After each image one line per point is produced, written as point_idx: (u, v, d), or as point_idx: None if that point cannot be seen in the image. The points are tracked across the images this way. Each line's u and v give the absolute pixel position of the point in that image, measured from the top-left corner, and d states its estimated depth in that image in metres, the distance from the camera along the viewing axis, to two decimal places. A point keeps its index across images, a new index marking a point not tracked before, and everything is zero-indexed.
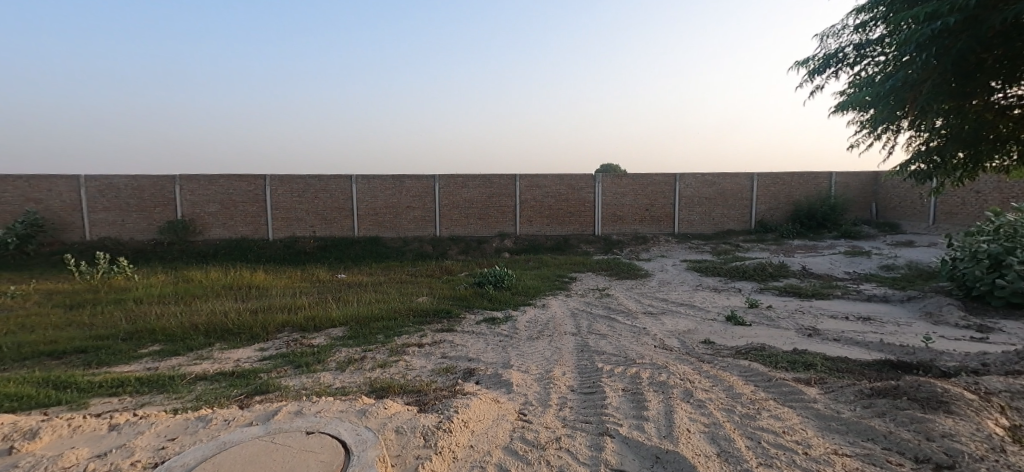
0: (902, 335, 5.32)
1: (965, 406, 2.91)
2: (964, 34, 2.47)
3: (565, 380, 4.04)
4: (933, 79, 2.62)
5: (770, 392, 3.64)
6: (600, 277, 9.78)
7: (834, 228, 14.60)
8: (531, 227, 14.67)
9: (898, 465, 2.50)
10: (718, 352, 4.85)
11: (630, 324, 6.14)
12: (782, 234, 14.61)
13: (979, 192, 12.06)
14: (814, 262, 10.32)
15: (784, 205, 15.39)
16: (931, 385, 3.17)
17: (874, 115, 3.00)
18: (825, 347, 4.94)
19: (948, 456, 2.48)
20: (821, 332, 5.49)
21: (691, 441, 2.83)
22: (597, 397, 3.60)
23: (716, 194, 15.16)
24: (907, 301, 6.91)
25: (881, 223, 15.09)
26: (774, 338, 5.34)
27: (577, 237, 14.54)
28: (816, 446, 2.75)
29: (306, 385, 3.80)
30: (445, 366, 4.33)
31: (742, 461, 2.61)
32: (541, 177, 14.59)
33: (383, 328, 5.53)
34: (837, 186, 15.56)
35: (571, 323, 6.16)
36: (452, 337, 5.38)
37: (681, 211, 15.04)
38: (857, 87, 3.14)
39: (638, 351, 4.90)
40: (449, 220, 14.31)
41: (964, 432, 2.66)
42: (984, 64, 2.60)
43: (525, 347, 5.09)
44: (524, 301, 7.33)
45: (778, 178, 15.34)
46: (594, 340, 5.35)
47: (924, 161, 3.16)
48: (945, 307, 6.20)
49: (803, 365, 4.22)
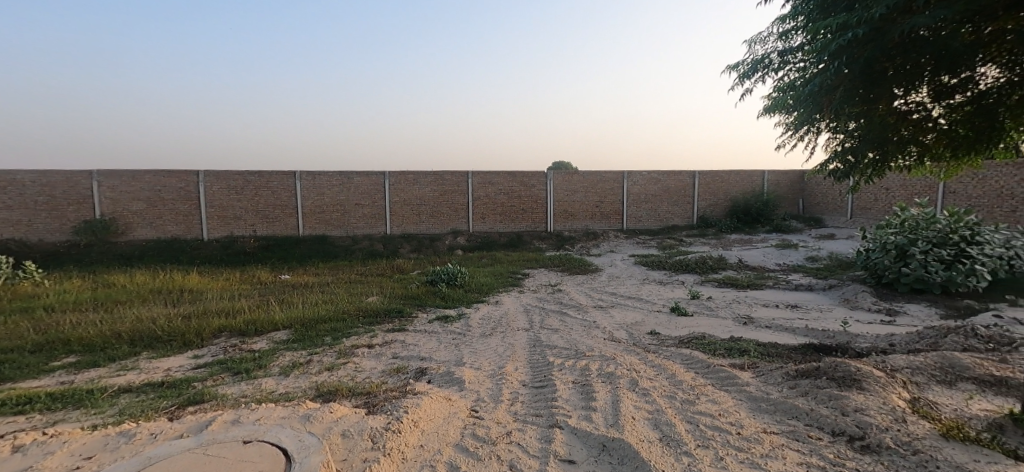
0: (824, 320, 5.79)
1: (874, 383, 3.21)
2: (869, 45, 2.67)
3: (517, 375, 4.11)
4: (844, 86, 2.85)
5: (708, 378, 3.88)
6: (552, 273, 9.96)
7: (767, 223, 15.62)
8: (484, 224, 14.67)
9: (817, 439, 2.73)
10: (662, 342, 5.09)
11: (581, 318, 6.30)
12: (721, 229, 15.44)
13: (889, 188, 13.30)
14: (750, 255, 10.98)
15: (722, 201, 16.29)
16: (847, 365, 3.45)
17: (796, 116, 3.19)
18: (758, 334, 5.29)
19: (859, 429, 2.74)
20: (755, 320, 5.89)
21: (636, 427, 2.97)
22: (548, 390, 3.69)
23: (661, 191, 15.80)
24: (829, 288, 7.51)
25: (807, 218, 16.30)
26: (713, 327, 5.66)
27: (530, 234, 14.68)
28: (748, 426, 2.95)
29: (246, 393, 3.64)
30: (397, 367, 4.28)
31: (681, 444, 2.76)
32: (493, 174, 14.63)
33: (331, 330, 5.38)
34: (769, 183, 16.66)
35: (524, 319, 6.26)
36: (404, 336, 5.32)
37: (629, 207, 15.57)
38: (782, 92, 3.33)
39: (588, 344, 5.05)
40: (400, 217, 14.05)
41: (872, 406, 2.94)
42: (887, 72, 2.79)
43: (479, 344, 5.13)
44: (477, 298, 7.35)
45: (717, 176, 16.22)
46: (546, 335, 5.45)
47: (840, 161, 3.40)
48: (861, 293, 6.79)
49: (738, 351, 4.51)
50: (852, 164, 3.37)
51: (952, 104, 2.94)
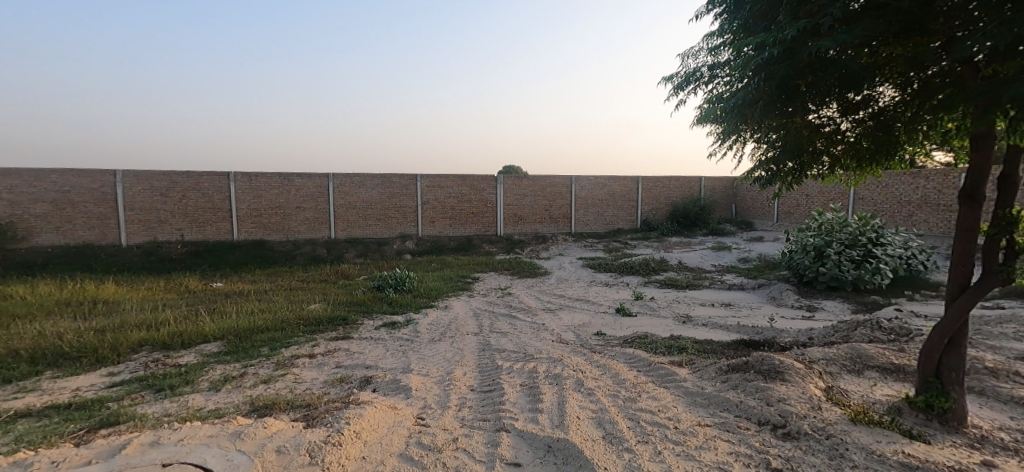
0: (754, 317, 6.18)
1: (795, 374, 3.46)
2: (783, 63, 2.88)
3: (465, 380, 4.09)
4: (764, 100, 3.06)
5: (649, 376, 4.03)
6: (502, 276, 9.99)
7: (704, 226, 16.47)
8: (433, 228, 14.49)
9: (745, 428, 2.92)
10: (608, 342, 5.24)
11: (530, 321, 6.36)
12: (663, 232, 16.11)
13: (809, 195, 14.44)
14: (689, 257, 11.53)
15: (663, 206, 17.04)
16: (771, 358, 3.71)
17: (724, 127, 3.40)
18: (696, 332, 5.57)
19: (781, 417, 2.95)
20: (692, 319, 6.19)
21: (580, 427, 3.04)
22: (496, 394, 3.70)
23: (607, 195, 16.30)
24: (758, 287, 8.04)
25: (739, 222, 17.36)
26: (655, 326, 5.90)
27: (480, 238, 14.66)
28: (684, 420, 3.10)
29: (170, 411, 3.40)
30: (340, 376, 4.15)
31: (623, 441, 2.85)
32: (442, 178, 14.51)
33: (268, 340, 5.13)
34: (706, 189, 17.61)
35: (473, 323, 6.24)
36: (349, 345, 5.16)
37: (577, 211, 15.94)
38: (711, 104, 3.53)
39: (536, 346, 5.11)
40: (344, 221, 13.62)
41: (792, 396, 3.18)
42: (800, 88, 3.01)
43: (427, 350, 5.06)
44: (426, 303, 7.25)
45: (658, 181, 16.94)
46: (496, 339, 5.46)
47: (764, 169, 3.65)
48: (785, 291, 7.32)
49: (677, 348, 4.73)
50: (774, 172, 3.62)
51: (857, 118, 3.23)
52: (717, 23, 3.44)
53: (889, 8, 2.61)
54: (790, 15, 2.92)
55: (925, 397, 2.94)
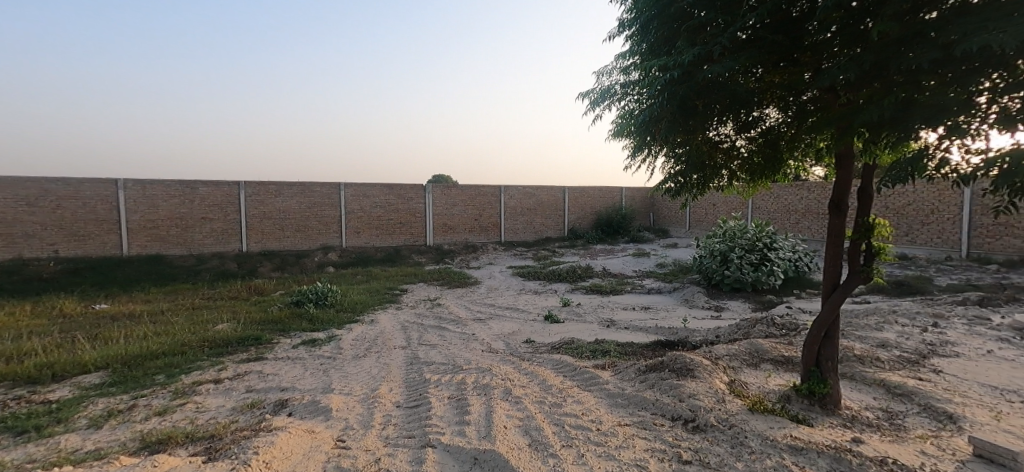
0: (670, 318, 6.57)
1: (703, 370, 3.71)
2: (682, 85, 3.11)
3: (391, 396, 3.95)
4: (668, 118, 3.28)
5: (575, 380, 4.13)
6: (432, 287, 9.82)
7: (626, 233, 17.32)
8: (358, 239, 13.94)
9: (659, 425, 3.07)
10: (536, 349, 5.31)
11: (459, 332, 6.30)
12: (588, 240, 16.73)
13: (716, 204, 15.73)
14: (612, 263, 12.05)
15: (588, 215, 17.75)
16: (683, 356, 3.95)
17: (635, 142, 3.60)
18: (618, 335, 5.81)
19: (691, 412, 3.14)
20: (616, 322, 6.45)
21: (507, 436, 3.03)
22: (422, 409, 3.60)
23: (535, 205, 16.68)
24: (673, 290, 8.56)
25: (657, 229, 18.49)
26: (581, 331, 6.08)
27: (408, 248, 14.31)
28: (606, 421, 3.20)
29: (36, 456, 2.95)
30: (250, 402, 3.83)
31: (548, 447, 2.88)
32: (367, 186, 14.04)
33: (165, 367, 4.64)
34: (626, 198, 18.59)
35: (401, 336, 6.06)
36: (262, 366, 4.81)
37: (506, 220, 16.14)
38: (623, 120, 3.73)
39: (465, 357, 5.06)
40: (258, 233, 12.73)
41: (701, 390, 3.40)
42: (699, 108, 3.26)
43: (350, 367, 4.83)
44: (350, 318, 6.93)
45: (583, 191, 17.63)
46: (424, 351, 5.34)
47: (673, 181, 3.90)
48: (697, 293, 7.86)
49: (601, 352, 4.90)
50: (681, 184, 3.88)
51: (750, 136, 3.55)
52: (627, 44, 3.66)
53: (768, 40, 2.97)
54: (689, 41, 3.17)
55: (808, 385, 3.28)
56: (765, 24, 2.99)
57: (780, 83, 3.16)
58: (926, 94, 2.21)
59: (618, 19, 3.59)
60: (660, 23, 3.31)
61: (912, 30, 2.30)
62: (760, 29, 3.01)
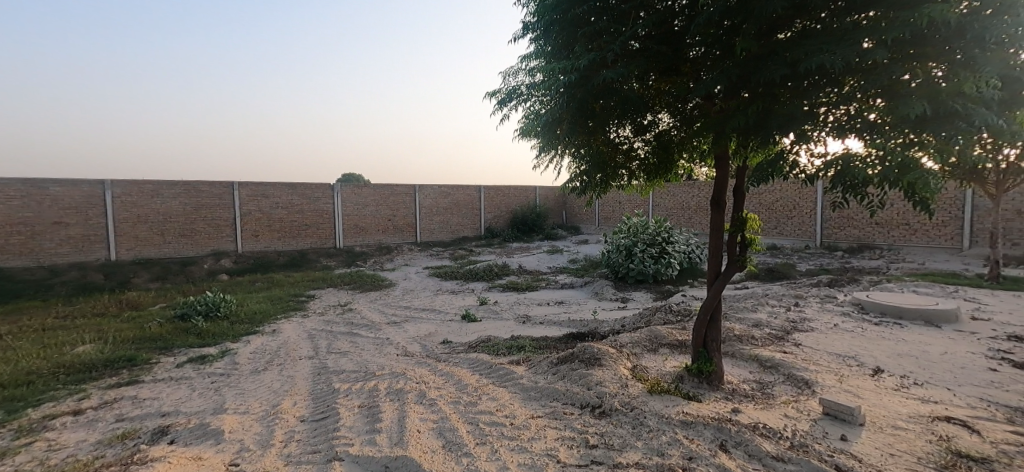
0: (581, 311, 6.89)
1: (610, 359, 3.95)
2: (581, 87, 3.29)
3: (295, 410, 3.73)
4: (569, 119, 3.45)
5: (491, 377, 4.20)
6: (342, 292, 9.39)
7: (541, 231, 17.85)
8: (256, 243, 12.91)
9: (569, 413, 3.23)
10: (453, 349, 5.31)
11: (373, 337, 6.10)
12: (504, 238, 16.99)
13: (622, 201, 16.78)
14: (528, 261, 12.36)
15: (503, 214, 18.05)
16: (591, 347, 4.17)
17: (541, 141, 3.73)
18: (533, 330, 5.99)
19: (598, 398, 3.33)
20: (531, 318, 6.63)
21: (420, 440, 3.01)
22: (329, 421, 3.45)
23: (451, 204, 16.64)
24: (584, 284, 8.98)
25: (569, 226, 19.29)
26: (498, 328, 6.17)
27: (315, 251, 13.52)
28: (519, 415, 3.30)
29: None
30: (122, 432, 3.42)
31: (462, 446, 2.91)
32: (266, 186, 13.06)
33: (7, 402, 3.97)
34: (540, 197, 19.19)
35: (308, 345, 5.74)
36: (138, 391, 4.30)
37: (421, 220, 15.91)
38: (529, 120, 3.84)
39: (379, 362, 4.92)
40: (132, 239, 11.30)
41: (606, 378, 3.62)
42: (597, 110, 3.46)
43: (247, 382, 4.49)
44: (248, 329, 6.41)
45: (498, 191, 17.89)
46: (333, 360, 5.11)
47: (579, 180, 4.09)
48: (605, 286, 8.32)
49: (517, 348, 5.01)
50: (587, 182, 4.08)
51: (646, 137, 3.83)
52: (531, 47, 3.79)
53: (653, 51, 3.24)
54: (586, 47, 3.35)
55: (698, 364, 3.63)
56: (651, 35, 3.26)
57: (667, 90, 3.46)
58: (780, 104, 2.55)
59: (521, 21, 3.68)
60: (559, 29, 3.47)
61: (767, 49, 2.65)
62: (646, 40, 3.27)
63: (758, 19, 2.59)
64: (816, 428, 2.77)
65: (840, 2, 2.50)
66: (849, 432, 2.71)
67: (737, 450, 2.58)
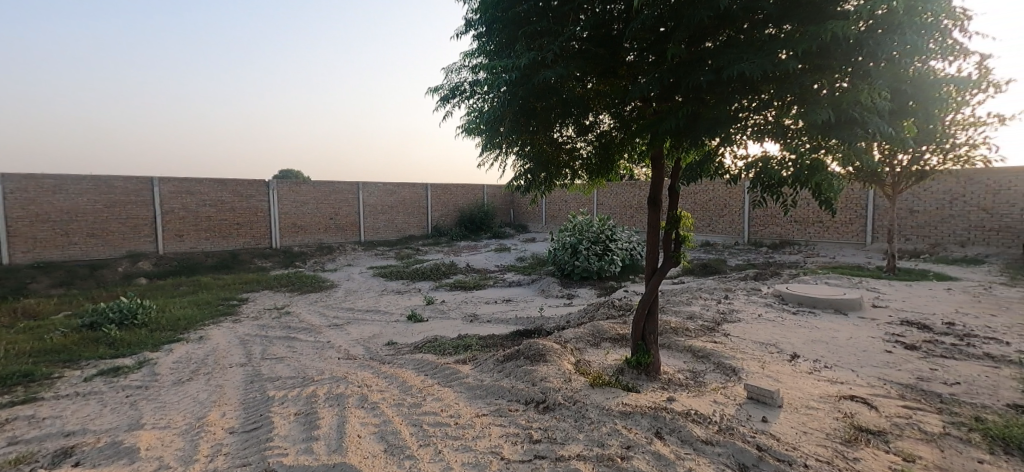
0: (528, 309, 6.97)
1: (554, 354, 4.03)
2: (521, 86, 3.32)
3: (224, 422, 3.53)
4: (510, 117, 3.46)
5: (436, 378, 4.16)
6: (279, 294, 8.95)
7: (488, 229, 17.88)
8: (180, 243, 12.02)
9: (514, 410, 3.27)
10: (398, 351, 5.22)
11: (313, 340, 5.87)
12: (451, 236, 16.86)
13: (568, 200, 17.15)
14: (475, 259, 12.34)
15: (451, 212, 17.92)
16: (536, 344, 4.24)
17: (484, 139, 3.73)
18: (480, 328, 5.99)
19: (542, 394, 3.40)
20: (478, 317, 6.63)
21: (360, 445, 2.94)
22: (261, 431, 3.29)
23: (396, 202, 16.31)
24: (531, 282, 9.09)
25: (516, 225, 19.45)
26: (444, 328, 6.12)
27: (248, 252, 12.79)
28: (463, 414, 3.30)
29: None
30: (17, 456, 3.09)
31: (404, 449, 2.87)
32: (192, 182, 12.20)
33: None
34: (488, 196, 19.22)
35: (239, 352, 5.42)
36: (37, 410, 3.89)
37: (365, 219, 15.47)
38: (472, 118, 3.83)
39: (318, 367, 4.75)
40: (30, 240, 10.15)
41: (551, 373, 3.69)
42: (539, 110, 3.51)
43: (170, 394, 4.19)
44: (170, 337, 5.97)
45: (445, 189, 17.75)
46: (268, 366, 4.87)
47: (524, 178, 4.14)
48: (551, 283, 8.46)
49: (463, 347, 5.00)
50: (531, 181, 4.13)
51: (588, 138, 3.93)
52: (474, 44, 3.78)
53: (592, 53, 3.32)
54: (527, 47, 3.38)
55: (637, 357, 3.79)
56: (589, 38, 3.34)
57: (606, 91, 3.57)
58: (708, 108, 2.70)
59: (463, 18, 3.66)
60: (501, 27, 3.49)
61: (695, 56, 2.80)
62: (585, 42, 3.35)
63: (687, 27, 2.73)
64: (741, 412, 2.97)
65: (758, 14, 2.68)
66: (769, 413, 2.92)
67: (671, 437, 2.71)
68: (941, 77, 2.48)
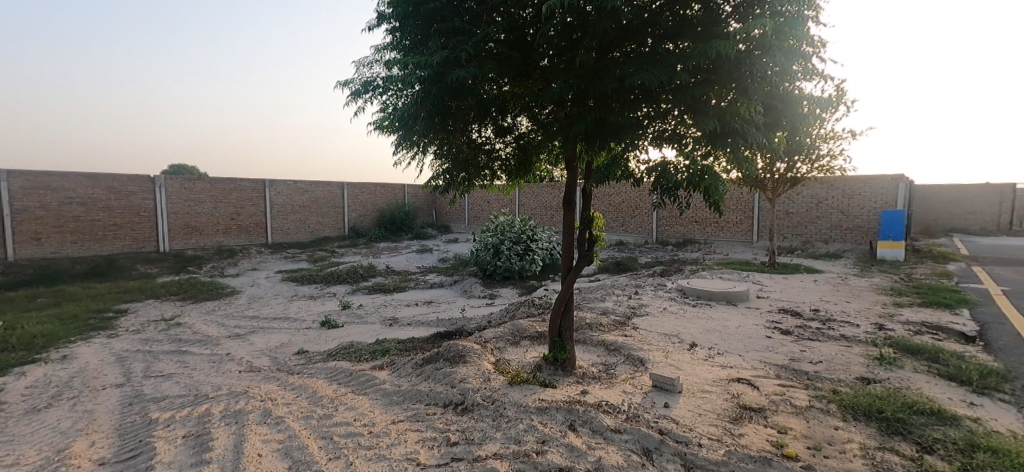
0: (450, 310, 6.90)
1: (475, 355, 4.02)
2: (435, 85, 3.27)
3: (94, 453, 3.10)
4: (425, 116, 3.39)
5: (350, 386, 3.97)
6: (167, 303, 8.06)
7: (409, 230, 17.51)
8: (40, 248, 10.41)
9: (433, 414, 3.21)
10: (309, 359, 4.92)
11: (209, 353, 5.36)
12: (370, 237, 16.27)
13: (490, 200, 17.28)
14: (396, 260, 12.01)
15: (370, 212, 17.31)
16: (457, 345, 4.20)
17: (399, 137, 3.62)
18: (400, 332, 5.82)
19: (461, 395, 3.37)
20: (398, 320, 6.44)
21: (260, 465, 2.72)
22: (141, 459, 2.94)
23: (309, 201, 15.42)
24: (454, 283, 9.01)
25: (439, 225, 19.24)
26: (361, 333, 5.87)
27: (129, 256, 11.38)
28: (379, 422, 3.19)
29: None
30: None
31: (311, 464, 2.70)
32: (55, 177, 10.63)
33: None
34: (409, 195, 18.81)
35: (116, 371, 4.80)
36: None
37: (273, 219, 14.45)
38: (386, 115, 3.70)
39: (215, 382, 4.34)
40: None
41: (471, 374, 3.68)
42: (454, 109, 3.48)
43: (23, 426, 3.60)
44: (24, 358, 5.14)
45: (363, 188, 17.12)
46: (153, 385, 4.36)
47: (443, 178, 4.08)
48: (474, 284, 8.44)
49: (381, 352, 4.83)
50: (449, 180, 4.08)
51: (506, 139, 3.96)
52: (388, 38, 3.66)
53: (506, 55, 3.35)
54: (441, 45, 3.33)
55: (554, 353, 3.90)
56: (503, 40, 3.36)
57: (521, 94, 3.62)
58: (615, 113, 2.84)
59: (376, 10, 3.53)
60: (415, 23, 3.41)
61: (603, 63, 2.93)
62: (500, 44, 3.37)
63: (594, 36, 2.83)
64: (647, 399, 3.16)
65: (659, 29, 2.85)
66: (670, 399, 3.14)
67: (583, 428, 2.82)
68: (806, 96, 2.81)
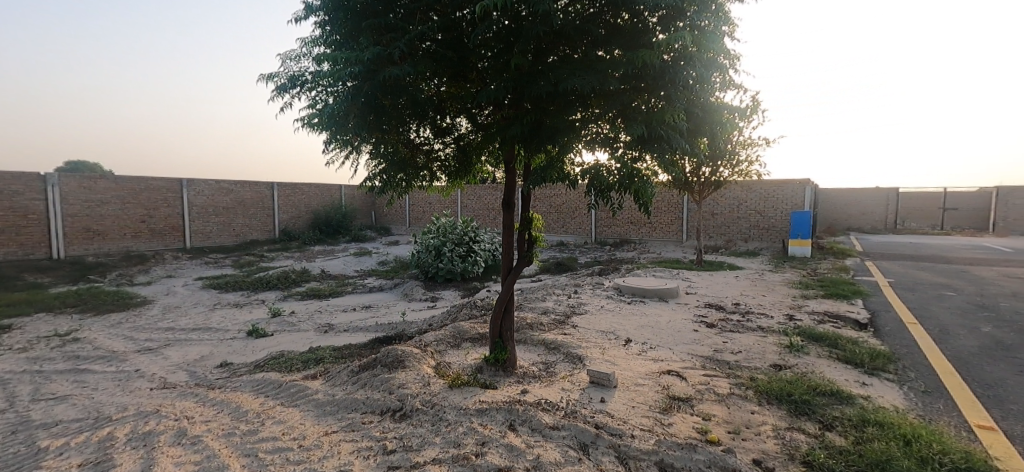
0: (389, 315, 6.69)
1: (414, 359, 3.92)
2: (368, 82, 3.16)
3: None
4: (357, 113, 3.26)
5: (279, 398, 3.75)
6: (62, 317, 7.22)
7: (346, 232, 16.88)
8: None
9: (369, 422, 3.10)
10: (234, 372, 4.59)
11: (115, 370, 4.85)
12: (303, 240, 15.52)
13: (430, 201, 17.05)
14: (331, 264, 11.53)
15: (303, 214, 16.52)
16: (395, 350, 4.08)
17: (330, 135, 3.45)
18: (335, 339, 5.57)
19: (399, 401, 3.27)
20: (334, 326, 6.15)
21: None
22: None
23: (234, 203, 14.45)
24: (394, 286, 8.76)
25: (378, 228, 18.72)
26: (293, 341, 5.56)
27: (16, 264, 10.08)
28: (310, 434, 3.02)
29: None
30: None
31: None
32: None
33: None
34: (346, 196, 18.16)
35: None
36: None
37: (193, 222, 13.41)
38: (315, 112, 3.51)
39: (121, 402, 3.93)
40: None
41: (410, 379, 3.59)
42: (389, 108, 3.37)
43: None
44: None
45: (295, 189, 16.31)
46: (44, 409, 3.88)
47: (378, 179, 3.94)
48: (415, 287, 8.26)
49: (314, 360, 4.60)
50: (385, 181, 3.95)
51: (444, 140, 3.90)
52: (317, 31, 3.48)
53: (441, 55, 3.30)
54: (373, 41, 3.22)
55: (494, 354, 3.88)
56: (439, 39, 3.30)
57: (458, 94, 3.59)
58: (551, 115, 2.87)
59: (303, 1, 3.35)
60: (346, 17, 3.27)
61: (538, 66, 2.96)
62: (436, 44, 3.32)
63: (529, 38, 2.86)
64: (584, 395, 3.23)
65: (592, 35, 2.92)
66: (606, 394, 3.22)
67: (522, 427, 2.82)
68: (725, 105, 2.98)
